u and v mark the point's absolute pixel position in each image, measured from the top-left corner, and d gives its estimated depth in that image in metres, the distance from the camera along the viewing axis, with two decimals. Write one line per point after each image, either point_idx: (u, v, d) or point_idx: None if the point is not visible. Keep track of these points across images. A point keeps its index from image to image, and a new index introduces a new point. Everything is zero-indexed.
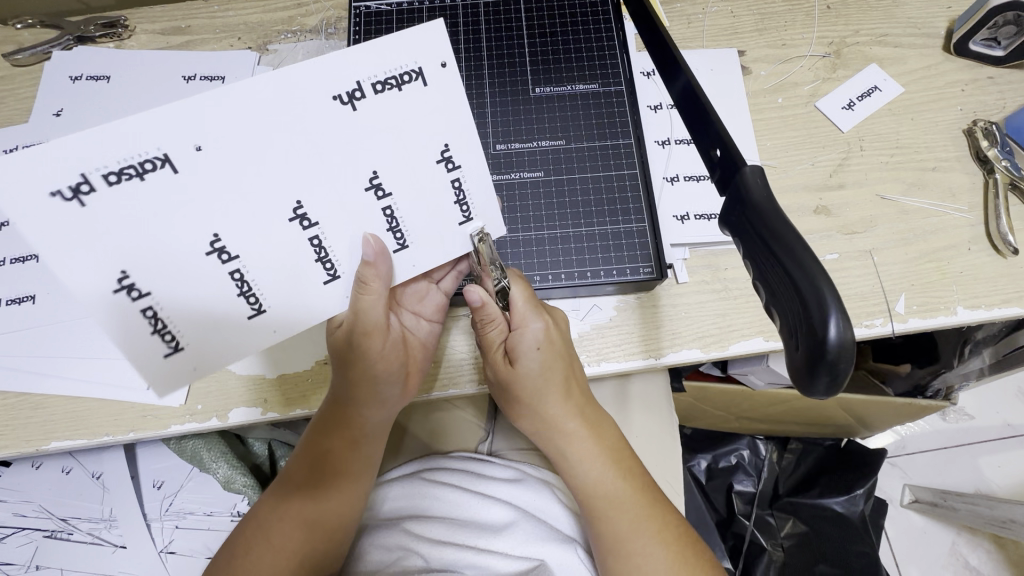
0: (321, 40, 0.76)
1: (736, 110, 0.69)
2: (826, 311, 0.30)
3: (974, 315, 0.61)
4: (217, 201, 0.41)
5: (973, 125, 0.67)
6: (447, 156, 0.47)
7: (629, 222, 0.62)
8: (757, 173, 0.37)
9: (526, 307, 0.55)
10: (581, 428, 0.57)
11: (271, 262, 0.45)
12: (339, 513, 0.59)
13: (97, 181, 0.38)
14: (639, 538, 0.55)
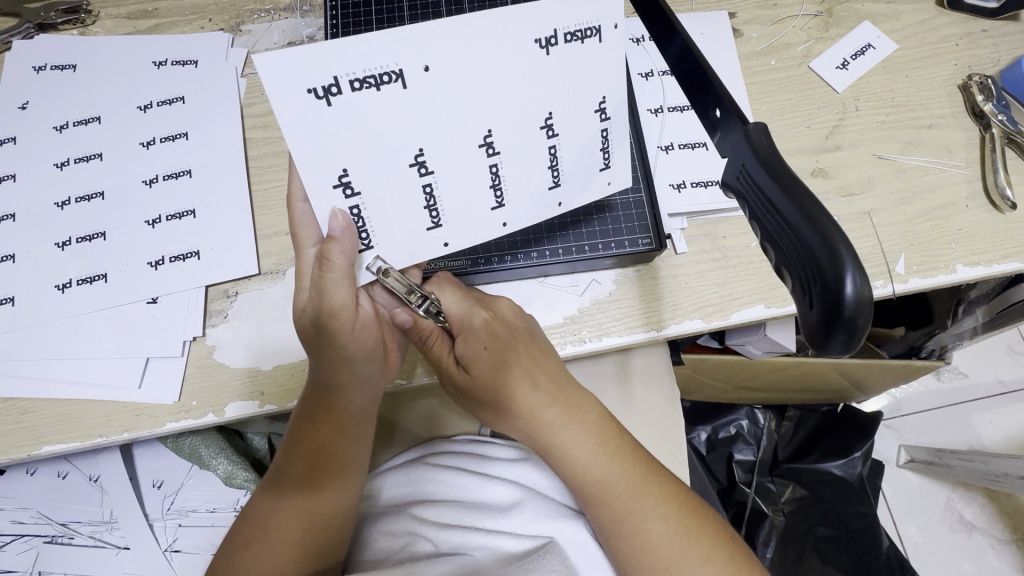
0: (296, 18, 0.73)
1: (729, 74, 0.68)
2: (841, 268, 0.29)
3: (974, 272, 0.60)
4: (422, 121, 0.43)
5: (968, 80, 0.66)
6: (603, 107, 0.48)
7: (627, 192, 0.60)
8: (760, 129, 0.35)
9: (457, 308, 0.54)
10: (561, 418, 0.55)
11: (458, 185, 0.46)
12: (335, 509, 0.57)
13: (344, 85, 0.40)
14: (640, 512, 0.55)
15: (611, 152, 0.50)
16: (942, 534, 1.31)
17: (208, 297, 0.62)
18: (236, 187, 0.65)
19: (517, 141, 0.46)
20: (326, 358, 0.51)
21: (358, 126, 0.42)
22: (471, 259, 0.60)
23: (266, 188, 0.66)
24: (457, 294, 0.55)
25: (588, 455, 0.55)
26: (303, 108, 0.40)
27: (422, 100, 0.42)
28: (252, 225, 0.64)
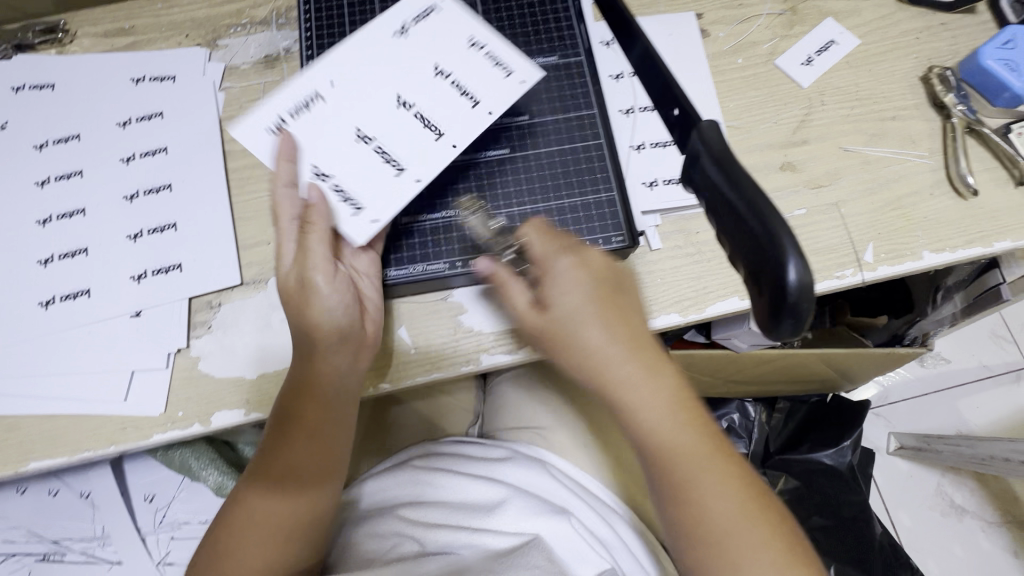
0: (272, 32, 0.74)
1: (698, 74, 0.70)
2: (785, 256, 0.30)
3: (940, 258, 0.62)
4: (352, 109, 0.54)
5: (929, 72, 0.68)
6: (474, 41, 0.57)
7: (599, 191, 0.61)
8: (714, 126, 0.36)
9: (549, 252, 0.52)
10: (639, 373, 0.50)
11: (408, 137, 0.54)
12: (313, 511, 0.58)
13: (289, 118, 0.54)
14: (706, 482, 0.48)
15: (502, 58, 0.56)
16: (934, 519, 1.33)
17: (191, 308, 0.63)
18: (217, 199, 0.66)
19: (426, 94, 0.55)
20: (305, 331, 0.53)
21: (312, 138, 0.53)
22: (449, 263, 0.60)
23: (246, 199, 0.66)
24: (551, 239, 0.53)
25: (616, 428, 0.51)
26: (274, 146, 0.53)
27: (344, 101, 0.54)
28: (233, 236, 0.65)
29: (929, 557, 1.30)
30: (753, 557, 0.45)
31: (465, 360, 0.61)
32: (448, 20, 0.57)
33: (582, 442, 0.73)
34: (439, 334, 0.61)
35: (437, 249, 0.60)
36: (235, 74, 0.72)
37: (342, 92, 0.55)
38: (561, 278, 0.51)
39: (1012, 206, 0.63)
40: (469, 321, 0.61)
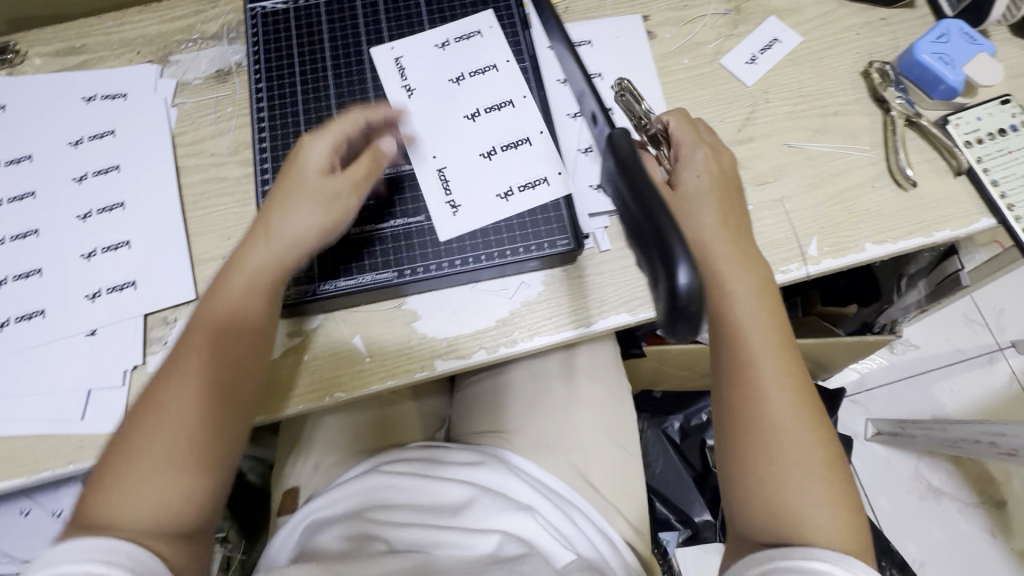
0: (223, 46, 0.74)
1: (644, 75, 0.71)
2: (675, 262, 0.31)
3: (883, 249, 0.63)
4: (449, 151, 0.64)
5: (869, 66, 0.69)
6: (444, 43, 0.68)
7: (544, 194, 0.62)
8: (623, 136, 0.37)
9: (689, 137, 0.60)
10: (733, 263, 0.56)
11: (499, 127, 0.65)
12: (230, 408, 0.50)
13: (456, 167, 0.64)
14: (788, 383, 0.54)
15: (473, 35, 0.68)
16: (911, 503, 1.35)
17: (147, 325, 0.63)
18: (170, 215, 0.66)
19: (467, 96, 0.66)
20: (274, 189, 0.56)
21: (499, 173, 0.63)
22: (397, 271, 0.61)
23: (199, 214, 0.67)
24: (690, 125, 0.61)
25: (762, 342, 0.54)
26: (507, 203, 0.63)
27: (437, 155, 0.64)
28: (187, 251, 0.65)
29: (908, 541, 1.32)
30: (799, 459, 0.52)
31: (420, 365, 0.61)
32: (413, 54, 0.68)
33: (547, 443, 0.73)
34: (394, 342, 0.62)
35: (384, 258, 0.61)
36: (186, 89, 0.72)
37: (435, 155, 0.64)
38: (688, 158, 0.59)
39: (952, 195, 0.65)
40: (422, 327, 0.62)
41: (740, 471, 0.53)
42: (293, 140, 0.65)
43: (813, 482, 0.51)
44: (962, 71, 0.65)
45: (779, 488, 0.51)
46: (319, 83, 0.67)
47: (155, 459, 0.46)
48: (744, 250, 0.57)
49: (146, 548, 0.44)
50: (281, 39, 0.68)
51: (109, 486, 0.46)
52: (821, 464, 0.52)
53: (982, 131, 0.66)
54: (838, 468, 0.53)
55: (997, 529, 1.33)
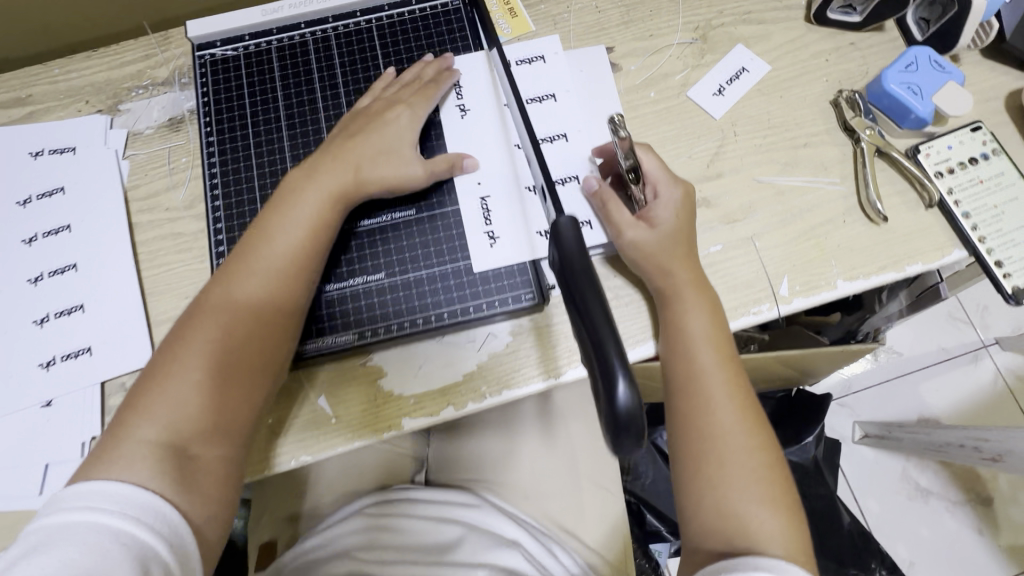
0: (175, 92, 0.72)
1: (610, 110, 0.69)
2: (612, 375, 0.30)
3: (854, 286, 0.62)
4: (499, 185, 0.65)
5: (839, 95, 0.68)
6: (511, 65, 0.69)
7: (504, 251, 0.63)
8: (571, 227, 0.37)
9: (663, 177, 0.60)
10: (693, 292, 0.56)
11: (555, 157, 0.66)
12: (261, 371, 0.55)
13: (496, 203, 0.64)
14: (741, 418, 0.53)
15: (534, 60, 0.70)
16: (900, 505, 1.36)
17: (104, 392, 0.61)
18: (125, 274, 0.64)
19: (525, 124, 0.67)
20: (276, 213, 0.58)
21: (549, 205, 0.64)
22: (357, 333, 0.61)
23: (156, 273, 0.65)
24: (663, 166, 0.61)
25: (713, 355, 0.55)
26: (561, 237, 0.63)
27: (489, 186, 0.65)
28: (144, 312, 0.63)
29: (897, 542, 1.33)
30: (743, 463, 0.52)
31: (388, 425, 0.60)
32: (474, 83, 0.69)
33: (532, 489, 0.74)
34: (360, 401, 0.60)
35: (345, 320, 0.61)
36: (138, 139, 0.70)
37: (486, 187, 0.65)
38: (665, 197, 0.59)
39: (923, 228, 0.64)
40: (389, 385, 0.61)
41: (684, 469, 0.53)
42: (245, 194, 0.65)
43: (751, 481, 0.51)
44: (931, 102, 0.63)
45: (719, 487, 0.51)
46: (272, 128, 0.66)
47: (175, 410, 0.52)
48: (699, 280, 0.58)
49: (156, 493, 0.49)
50: (233, 86, 0.68)
51: (132, 426, 0.52)
52: (764, 469, 0.52)
53: (953, 161, 0.65)
54: (778, 473, 0.53)
55: (986, 528, 1.33)
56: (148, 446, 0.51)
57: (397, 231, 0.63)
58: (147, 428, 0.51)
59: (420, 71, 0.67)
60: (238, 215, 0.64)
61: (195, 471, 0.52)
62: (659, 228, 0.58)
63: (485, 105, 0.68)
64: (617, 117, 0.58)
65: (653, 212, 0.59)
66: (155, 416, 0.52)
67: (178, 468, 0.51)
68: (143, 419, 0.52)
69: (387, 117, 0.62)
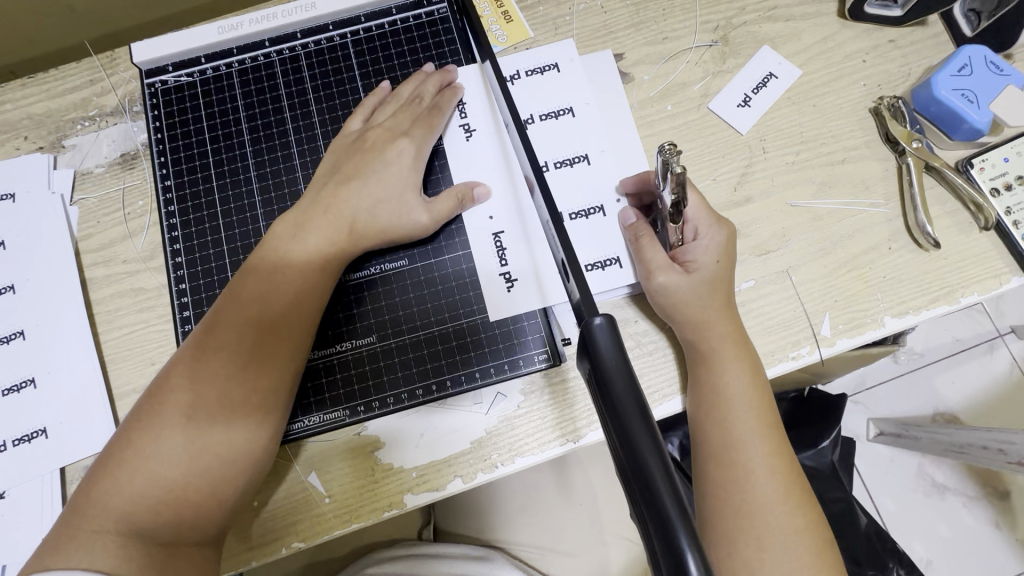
0: (126, 123, 0.62)
1: (623, 127, 0.60)
2: (683, 554, 0.24)
3: (902, 323, 0.56)
4: (511, 221, 0.57)
5: (879, 102, 0.60)
6: (515, 77, 0.60)
7: (512, 302, 0.56)
8: (608, 328, 0.30)
9: (704, 216, 0.53)
10: (735, 351, 0.50)
11: (575, 186, 0.58)
12: (243, 446, 0.48)
13: (511, 241, 0.57)
14: (787, 499, 0.47)
15: (544, 67, 0.61)
16: (915, 505, 1.08)
17: (66, 478, 0.54)
18: (79, 340, 0.56)
19: (542, 145, 0.59)
20: (261, 269, 0.52)
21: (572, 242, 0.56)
22: (349, 408, 0.54)
23: (116, 336, 0.57)
24: (704, 200, 0.53)
25: (753, 422, 0.49)
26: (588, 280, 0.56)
27: (500, 223, 0.57)
28: (104, 384, 0.56)
29: (914, 538, 1.06)
30: (785, 546, 0.45)
31: (388, 504, 0.53)
32: (478, 98, 0.60)
33: (552, 546, 0.68)
34: (356, 478, 0.53)
35: (333, 393, 0.55)
36: (87, 180, 0.61)
37: (495, 225, 0.57)
38: (705, 239, 0.52)
39: (976, 253, 0.57)
40: (386, 457, 0.54)
41: (717, 548, 0.46)
42: (211, 247, 0.57)
43: (793, 566, 0.45)
44: (989, 111, 0.56)
45: (758, 573, 0.45)
46: (236, 165, 0.59)
47: (141, 492, 0.46)
48: (738, 332, 0.52)
49: None
50: (189, 117, 0.60)
51: (92, 511, 0.45)
52: (808, 552, 0.46)
53: (1010, 175, 0.58)
54: (828, 559, 0.46)
55: (1005, 522, 1.06)
56: (110, 536, 0.44)
57: (389, 285, 0.56)
58: (108, 514, 0.45)
59: (420, 88, 0.59)
60: (202, 270, 0.57)
61: (171, 561, 0.45)
62: (696, 275, 0.51)
63: (491, 125, 0.59)
64: (674, 146, 0.43)
65: (692, 257, 0.52)
66: (116, 499, 0.45)
67: (145, 558, 0.45)
68: (101, 502, 0.45)
69: (387, 155, 0.55)
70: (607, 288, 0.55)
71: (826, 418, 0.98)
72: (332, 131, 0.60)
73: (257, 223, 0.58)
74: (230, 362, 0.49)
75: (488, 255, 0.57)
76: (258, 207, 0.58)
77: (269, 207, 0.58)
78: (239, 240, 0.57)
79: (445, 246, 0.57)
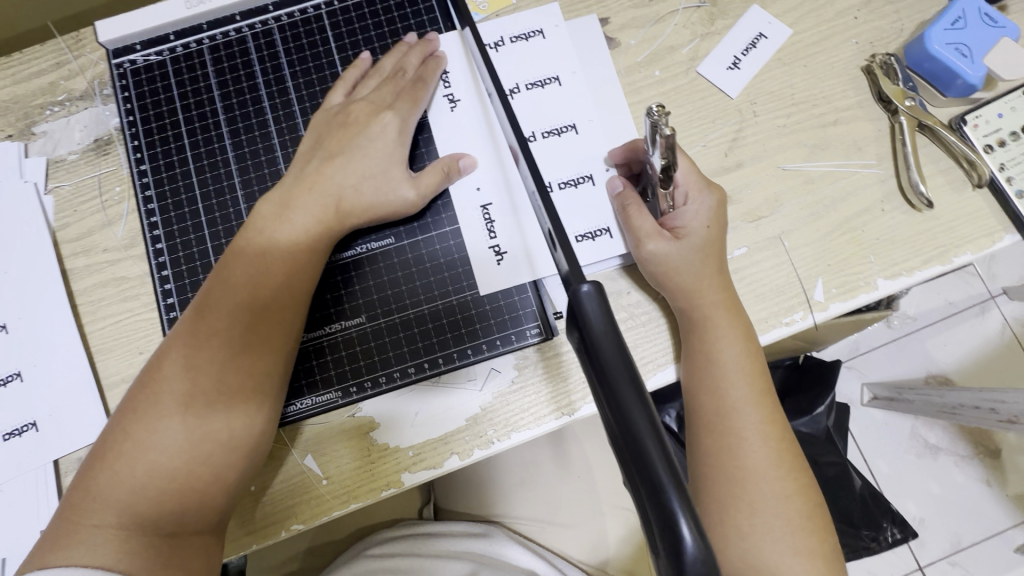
0: (97, 107, 0.60)
1: (611, 94, 0.58)
2: (676, 521, 0.24)
3: (896, 285, 0.56)
4: (498, 194, 0.56)
5: (871, 61, 0.59)
6: (499, 43, 0.58)
7: (502, 275, 0.55)
8: (597, 296, 0.29)
9: (693, 181, 0.52)
10: (726, 317, 0.50)
11: (563, 156, 0.56)
12: (236, 432, 0.48)
13: (499, 214, 0.56)
14: (779, 464, 0.47)
15: (530, 33, 0.58)
16: (908, 466, 1.09)
17: (60, 470, 0.54)
18: (63, 332, 0.55)
19: (529, 115, 0.57)
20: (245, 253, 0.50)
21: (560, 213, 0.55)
22: (341, 389, 0.54)
23: (100, 327, 0.56)
24: (692, 165, 0.52)
25: (745, 389, 0.49)
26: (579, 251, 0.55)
27: (488, 196, 0.56)
28: (92, 376, 0.55)
29: (907, 498, 1.08)
30: (777, 512, 0.46)
31: (386, 483, 0.53)
32: (462, 68, 0.58)
33: (550, 519, 0.69)
34: (353, 460, 0.53)
35: (325, 375, 0.54)
36: (60, 167, 0.59)
37: (482, 199, 0.56)
38: (694, 206, 0.51)
39: (970, 212, 0.56)
40: (382, 437, 0.54)
41: (710, 515, 0.47)
42: (192, 231, 0.56)
43: (783, 530, 0.46)
44: (983, 64, 0.56)
45: (747, 537, 0.46)
46: (212, 146, 0.57)
47: (141, 483, 0.45)
48: (729, 298, 0.51)
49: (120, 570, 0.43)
50: (161, 98, 0.58)
51: (92, 504, 0.45)
52: (798, 516, 0.46)
53: (1004, 131, 0.57)
54: (818, 521, 0.47)
55: (995, 479, 1.08)
56: (108, 529, 0.44)
57: (376, 265, 0.55)
58: (108, 506, 0.45)
59: (403, 60, 0.57)
60: (184, 255, 0.56)
61: (172, 551, 0.45)
62: (687, 243, 0.51)
63: (476, 95, 0.58)
64: (665, 107, 0.42)
65: (681, 225, 0.51)
66: (116, 491, 0.45)
67: (151, 549, 0.44)
68: (101, 495, 0.45)
69: (372, 129, 0.53)
70: (598, 258, 0.55)
71: (821, 384, 0.97)
72: (310, 107, 0.58)
73: (238, 206, 0.56)
74: (219, 348, 0.48)
75: (477, 228, 0.56)
76: (238, 188, 0.56)
77: (249, 188, 0.56)
78: (220, 223, 0.56)
79: (433, 221, 0.56)
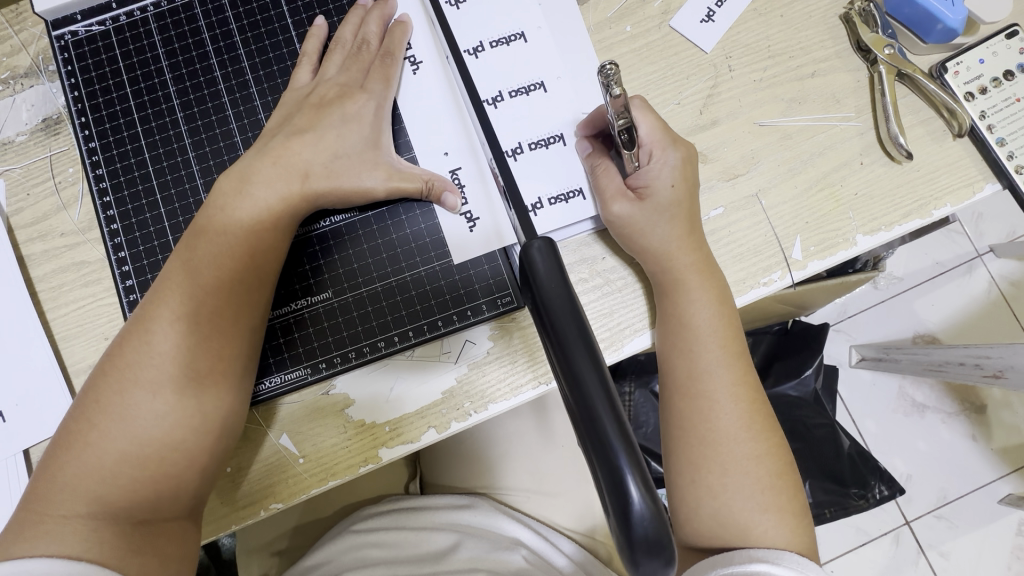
0: (43, 85, 0.57)
1: (579, 51, 0.56)
2: (626, 483, 0.27)
3: (875, 241, 0.55)
4: (468, 158, 0.54)
5: (849, 8, 0.57)
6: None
7: (473, 243, 0.54)
8: (560, 283, 0.33)
9: (659, 138, 0.50)
10: (700, 283, 0.49)
11: (531, 116, 0.54)
12: (207, 419, 0.47)
13: (469, 180, 0.54)
14: (753, 424, 0.47)
15: None
16: (895, 424, 1.11)
17: (32, 460, 0.53)
18: (23, 320, 0.54)
19: (494, 73, 0.55)
20: (201, 234, 0.48)
21: (532, 176, 0.54)
22: (310, 366, 0.53)
23: (63, 314, 0.55)
24: (660, 121, 0.50)
25: (719, 353, 0.48)
26: (551, 215, 0.53)
27: (458, 163, 0.54)
28: (58, 364, 0.54)
29: (895, 456, 1.09)
30: (748, 471, 0.46)
31: (363, 459, 0.52)
32: (423, 27, 0.56)
33: (537, 488, 0.69)
34: (328, 437, 0.53)
35: (293, 353, 0.53)
36: (9, 150, 0.56)
37: (452, 168, 0.54)
38: (658, 164, 0.50)
39: (950, 163, 0.55)
40: (358, 414, 0.53)
41: (681, 476, 0.47)
42: (149, 211, 0.54)
43: (753, 488, 0.46)
44: (964, 8, 0.54)
45: (721, 499, 0.46)
46: (165, 120, 0.55)
47: (111, 472, 0.44)
48: (704, 259, 0.50)
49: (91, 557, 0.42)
50: (108, 72, 0.55)
51: (61, 494, 0.44)
52: (769, 475, 0.46)
53: (985, 78, 0.56)
54: (790, 478, 0.47)
55: (980, 433, 1.10)
56: (75, 516, 0.43)
57: (340, 240, 0.54)
58: (77, 496, 0.44)
59: (362, 29, 0.54)
60: (141, 236, 0.54)
61: (143, 537, 0.45)
62: (656, 206, 0.49)
63: (437, 57, 0.55)
64: (617, 65, 0.40)
65: (646, 185, 0.50)
66: (85, 481, 0.44)
67: (121, 535, 0.44)
68: (71, 486, 0.44)
69: (346, 108, 0.51)
70: (570, 221, 0.53)
71: (809, 346, 0.97)
72: (264, 75, 0.55)
73: (194, 182, 0.54)
74: (182, 334, 0.46)
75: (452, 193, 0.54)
76: (194, 163, 0.54)
77: (206, 163, 0.54)
78: (177, 202, 0.54)
79: None
